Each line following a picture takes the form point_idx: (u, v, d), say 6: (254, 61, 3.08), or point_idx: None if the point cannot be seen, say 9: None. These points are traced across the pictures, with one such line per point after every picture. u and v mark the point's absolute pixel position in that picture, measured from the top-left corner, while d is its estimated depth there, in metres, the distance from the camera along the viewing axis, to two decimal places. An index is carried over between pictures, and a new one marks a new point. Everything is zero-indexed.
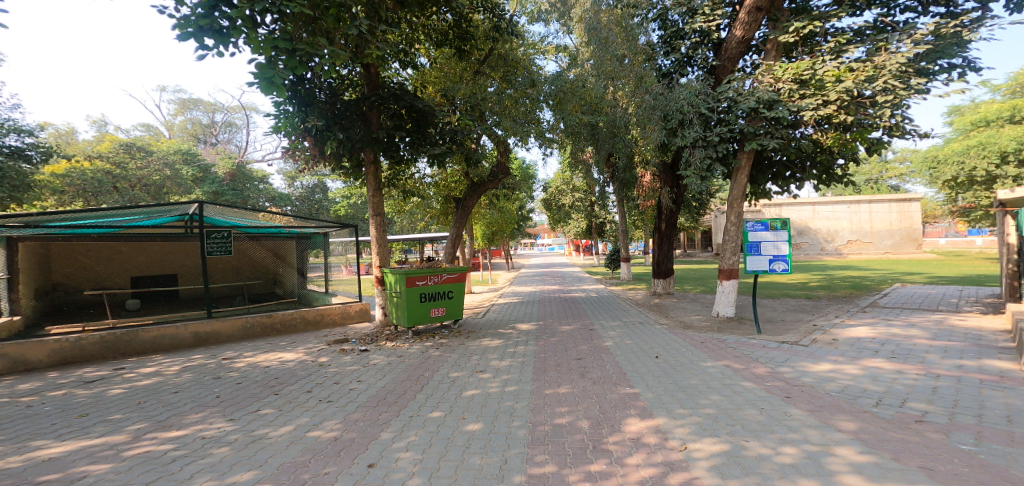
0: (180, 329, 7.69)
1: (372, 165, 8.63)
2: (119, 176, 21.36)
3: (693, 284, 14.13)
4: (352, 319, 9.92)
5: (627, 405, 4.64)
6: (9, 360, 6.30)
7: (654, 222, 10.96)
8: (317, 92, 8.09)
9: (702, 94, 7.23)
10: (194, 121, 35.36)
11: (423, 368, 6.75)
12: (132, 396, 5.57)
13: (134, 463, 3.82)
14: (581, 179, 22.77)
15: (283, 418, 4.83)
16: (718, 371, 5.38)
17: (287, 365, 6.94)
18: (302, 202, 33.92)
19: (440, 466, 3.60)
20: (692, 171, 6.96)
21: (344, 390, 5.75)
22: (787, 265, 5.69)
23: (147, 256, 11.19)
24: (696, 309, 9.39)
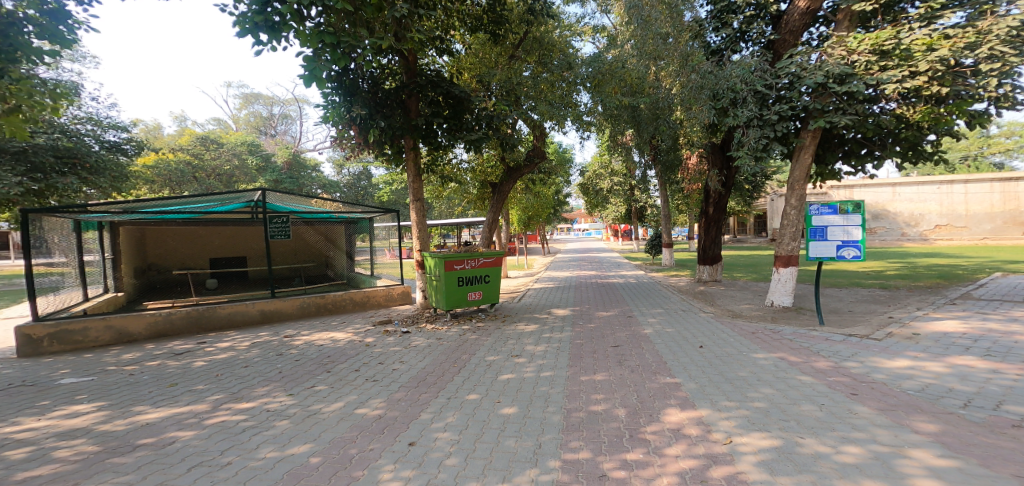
0: (249, 306, 8.18)
1: (412, 152, 8.77)
2: (197, 166, 23.44)
3: (743, 271, 13.48)
4: (395, 301, 10.13)
5: (666, 395, 4.50)
6: (115, 332, 6.97)
7: (701, 206, 10.55)
8: (361, 82, 8.11)
9: (758, 71, 6.76)
10: (256, 113, 37.30)
11: (463, 351, 6.82)
12: (210, 368, 5.99)
13: (212, 432, 4.08)
14: (620, 163, 22.14)
15: (334, 395, 5.01)
16: (770, 363, 5.11)
17: (337, 344, 7.21)
18: (349, 189, 35.03)
19: (476, 447, 3.63)
20: (745, 151, 6.57)
21: (386, 370, 5.88)
22: (859, 251, 5.26)
23: (220, 238, 12.46)
24: (746, 298, 8.99)
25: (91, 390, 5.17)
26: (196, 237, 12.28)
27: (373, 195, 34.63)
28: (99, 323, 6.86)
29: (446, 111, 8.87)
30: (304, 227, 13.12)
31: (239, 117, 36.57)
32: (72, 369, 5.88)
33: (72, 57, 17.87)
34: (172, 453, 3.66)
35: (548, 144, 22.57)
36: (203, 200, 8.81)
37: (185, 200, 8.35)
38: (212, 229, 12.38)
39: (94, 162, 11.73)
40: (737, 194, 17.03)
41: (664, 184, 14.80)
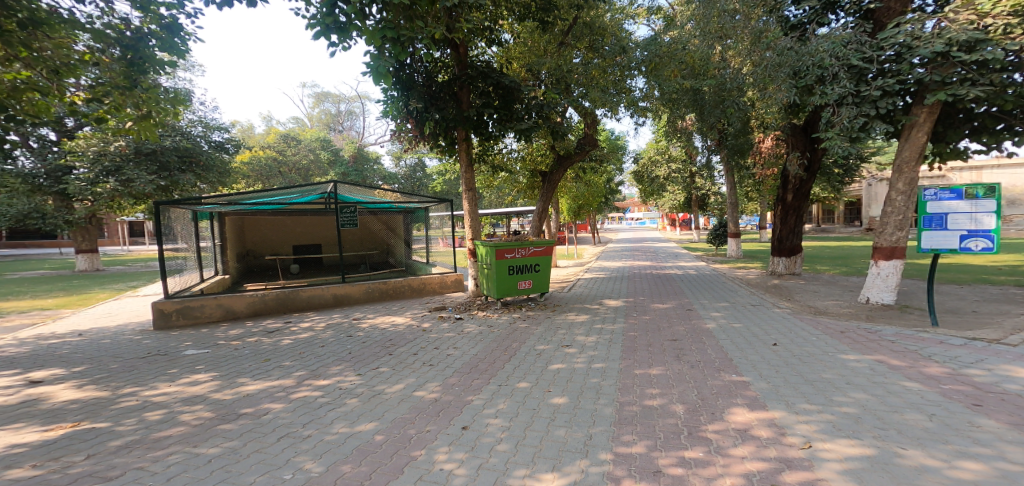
0: (324, 290, 8.86)
1: (463, 143, 8.84)
2: (282, 161, 25.95)
3: (827, 264, 12.37)
4: (448, 288, 10.39)
5: (732, 394, 4.25)
6: (222, 309, 7.96)
7: (779, 192, 9.85)
8: (416, 76, 8.54)
9: (854, 44, 6.06)
10: (326, 111, 39.64)
11: (517, 339, 6.83)
12: (293, 346, 6.49)
13: (297, 405, 4.39)
14: (678, 150, 21.13)
15: (396, 376, 5.22)
16: (865, 367, 4.67)
17: (397, 328, 7.51)
18: (406, 180, 36.19)
19: (526, 435, 3.65)
20: (835, 132, 5.98)
21: (441, 356, 6.02)
22: (992, 243, 4.64)
23: (303, 227, 13.59)
24: (831, 294, 8.28)
25: (206, 362, 5.85)
26: (284, 226, 13.47)
27: (429, 186, 35.67)
28: (212, 302, 7.87)
29: (496, 101, 8.82)
30: (368, 216, 13.78)
31: (312, 115, 39.06)
32: (192, 343, 6.74)
33: (181, 67, 20.31)
34: (263, 424, 3.99)
35: (599, 132, 21.98)
36: (286, 192, 9.54)
37: (273, 193, 9.08)
38: (296, 219, 13.44)
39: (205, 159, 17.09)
40: (825, 179, 15.67)
41: (732, 171, 13.81)
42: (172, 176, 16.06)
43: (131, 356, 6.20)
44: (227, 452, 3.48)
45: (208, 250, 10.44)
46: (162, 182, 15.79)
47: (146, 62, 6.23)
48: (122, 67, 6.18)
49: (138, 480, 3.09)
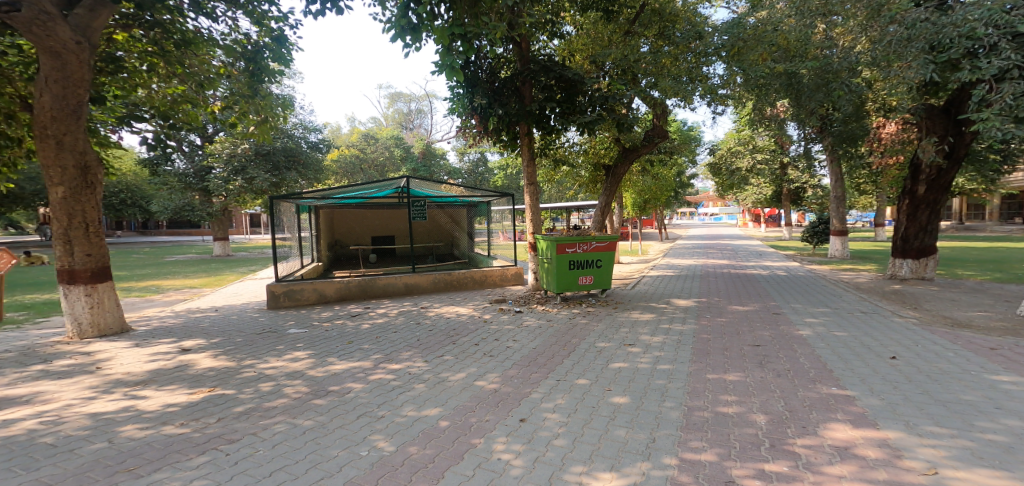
0: (397, 279, 9.46)
1: (526, 138, 8.72)
2: (362, 158, 28.00)
3: (970, 270, 10.51)
4: (508, 281, 10.56)
5: (832, 408, 3.81)
6: (315, 293, 8.79)
7: (910, 183, 8.73)
8: (480, 72, 8.63)
9: (1021, 9, 5.18)
10: (398, 111, 41.56)
11: (578, 334, 6.76)
12: (368, 331, 6.98)
13: (374, 387, 4.78)
14: (767, 140, 19.28)
15: (458, 364, 5.45)
16: (1020, 391, 3.96)
17: (461, 317, 7.79)
18: (468, 176, 36.24)
19: (583, 433, 3.61)
20: (991, 111, 5.11)
21: (501, 347, 6.14)
22: None
23: (381, 220, 14.68)
24: (978, 304, 7.16)
25: (305, 340, 6.59)
26: (365, 218, 14.64)
27: (491, 180, 35.85)
28: (309, 286, 8.72)
29: (559, 95, 8.69)
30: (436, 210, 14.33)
31: (387, 115, 41.10)
32: (295, 322, 7.61)
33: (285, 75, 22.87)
34: (343, 403, 4.36)
35: (669, 122, 20.59)
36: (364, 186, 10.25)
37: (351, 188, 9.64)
38: (374, 211, 14.60)
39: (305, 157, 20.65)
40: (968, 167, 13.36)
41: (842, 160, 12.17)
42: (281, 174, 19.87)
43: (246, 333, 7.10)
44: (316, 426, 3.88)
45: (306, 240, 11.71)
46: (274, 180, 19.57)
47: (262, 72, 8.05)
48: (247, 78, 8.08)
49: (252, 445, 3.54)
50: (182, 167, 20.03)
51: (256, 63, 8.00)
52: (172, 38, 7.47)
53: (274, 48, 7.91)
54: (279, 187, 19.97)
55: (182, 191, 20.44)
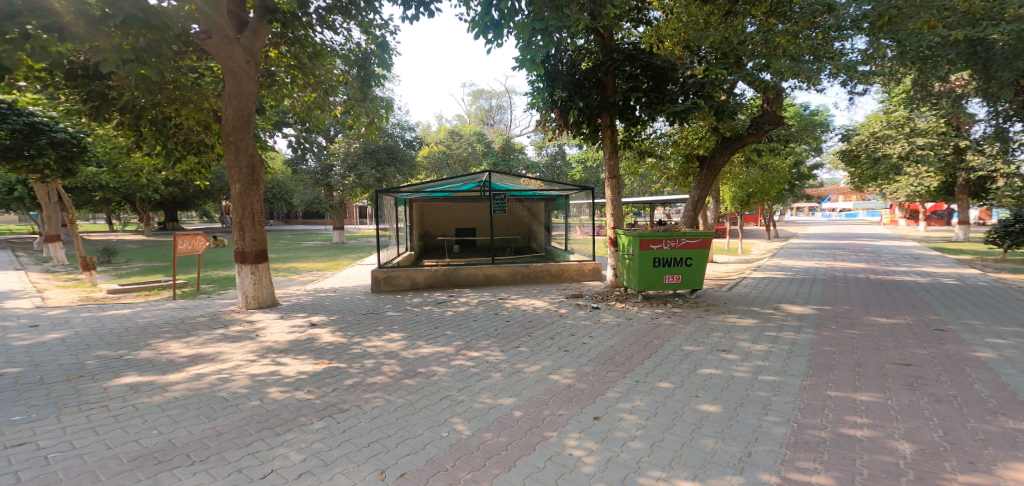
0: (478, 269, 9.70)
1: (609, 130, 8.44)
2: (447, 154, 28.95)
3: None
4: (585, 276, 10.30)
5: (1020, 446, 3.00)
6: (406, 279, 9.32)
7: None
8: (559, 65, 8.48)
9: None
10: (481, 108, 42.22)
11: (659, 334, 6.35)
12: (448, 319, 7.28)
13: (455, 372, 4.97)
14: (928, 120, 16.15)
15: (534, 357, 5.44)
16: None
17: (537, 311, 7.74)
18: (546, 170, 34.29)
19: (663, 438, 3.38)
20: None
21: (577, 342, 5.99)
22: None
23: (465, 213, 15.49)
24: None
25: (399, 322, 7.07)
26: (451, 211, 15.53)
27: (569, 174, 34.31)
28: (403, 273, 9.26)
29: (645, 84, 7.99)
30: (515, 203, 14.52)
31: (470, 111, 41.94)
32: (392, 305, 8.22)
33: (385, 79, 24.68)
34: (425, 385, 4.61)
35: (783, 107, 17.92)
36: (451, 182, 10.83)
37: (437, 183, 10.26)
38: (460, 205, 15.49)
39: (400, 155, 22.12)
40: None
41: None
42: (383, 170, 21.45)
43: (349, 312, 7.76)
44: (407, 403, 4.17)
45: (404, 231, 12.87)
46: (378, 175, 21.28)
47: (371, 77, 9.44)
48: (360, 84, 9.34)
49: (357, 415, 3.92)
50: (314, 166, 22.62)
51: (365, 69, 9.37)
52: (305, 52, 8.54)
53: (379, 55, 9.15)
54: (381, 182, 21.60)
55: (313, 186, 23.18)
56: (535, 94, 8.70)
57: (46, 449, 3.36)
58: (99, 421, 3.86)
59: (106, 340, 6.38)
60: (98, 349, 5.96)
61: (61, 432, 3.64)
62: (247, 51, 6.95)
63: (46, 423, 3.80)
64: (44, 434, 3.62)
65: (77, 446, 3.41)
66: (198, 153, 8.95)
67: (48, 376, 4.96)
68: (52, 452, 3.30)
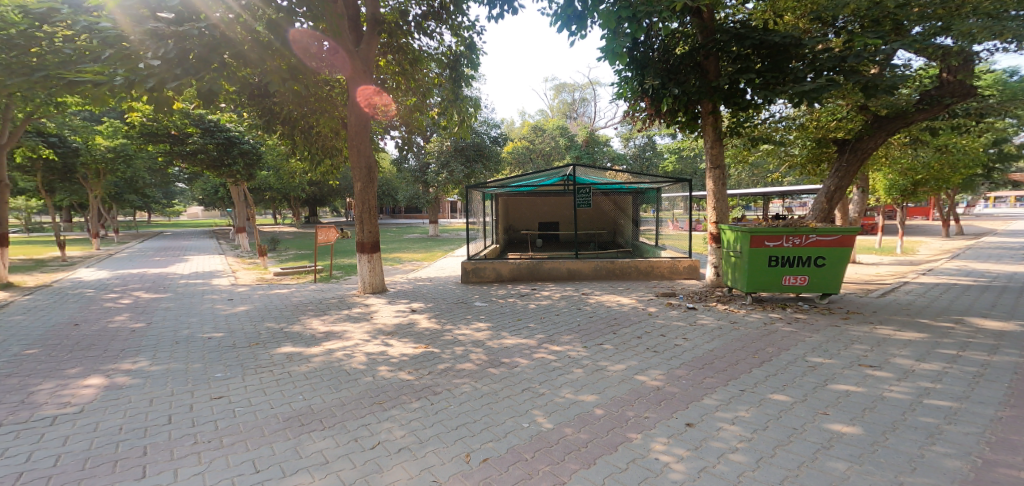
0: (559, 264, 9.04)
1: (710, 117, 6.87)
2: (531, 149, 28.18)
3: None
4: (680, 275, 9.02)
5: None
6: (492, 271, 9.04)
7: None
8: (650, 52, 6.96)
9: None
10: (565, 101, 40.69)
11: (775, 337, 5.10)
12: (532, 311, 6.74)
13: (536, 365, 4.46)
14: None
15: (617, 355, 4.67)
16: None
17: (623, 307, 6.82)
18: (635, 162, 31.73)
19: (774, 453, 2.69)
20: None
21: (668, 343, 5.04)
22: None
23: (549, 207, 15.08)
24: None
25: (486, 313, 6.74)
26: (535, 205, 15.20)
27: (660, 165, 31.12)
28: (489, 265, 8.98)
29: (759, 65, 6.27)
30: (601, 197, 13.53)
31: (554, 105, 40.67)
32: (479, 296, 7.94)
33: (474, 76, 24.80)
34: (494, 377, 4.17)
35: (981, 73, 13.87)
36: (535, 176, 10.59)
37: (519, 177, 9.96)
38: (542, 199, 15.02)
39: (487, 151, 22.03)
40: None
41: None
42: (471, 167, 21.54)
43: (438, 302, 7.58)
44: (491, 391, 3.84)
45: (491, 225, 12.89)
46: (466, 171, 21.40)
47: (461, 78, 9.24)
48: (451, 84, 9.16)
49: (448, 398, 3.69)
50: (414, 165, 23.78)
51: (456, 72, 9.28)
52: (407, 58, 9.23)
53: (468, 54, 8.99)
54: (469, 178, 21.75)
55: (414, 183, 24.28)
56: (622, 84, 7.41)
57: (234, 402, 3.67)
58: (268, 382, 4.14)
59: (272, 313, 7.13)
60: (274, 320, 6.67)
61: (244, 389, 3.96)
62: (364, 62, 7.60)
63: (235, 381, 4.15)
64: (233, 389, 3.97)
65: (253, 402, 3.67)
66: (332, 157, 9.86)
67: (235, 342, 5.53)
68: (239, 406, 3.61)
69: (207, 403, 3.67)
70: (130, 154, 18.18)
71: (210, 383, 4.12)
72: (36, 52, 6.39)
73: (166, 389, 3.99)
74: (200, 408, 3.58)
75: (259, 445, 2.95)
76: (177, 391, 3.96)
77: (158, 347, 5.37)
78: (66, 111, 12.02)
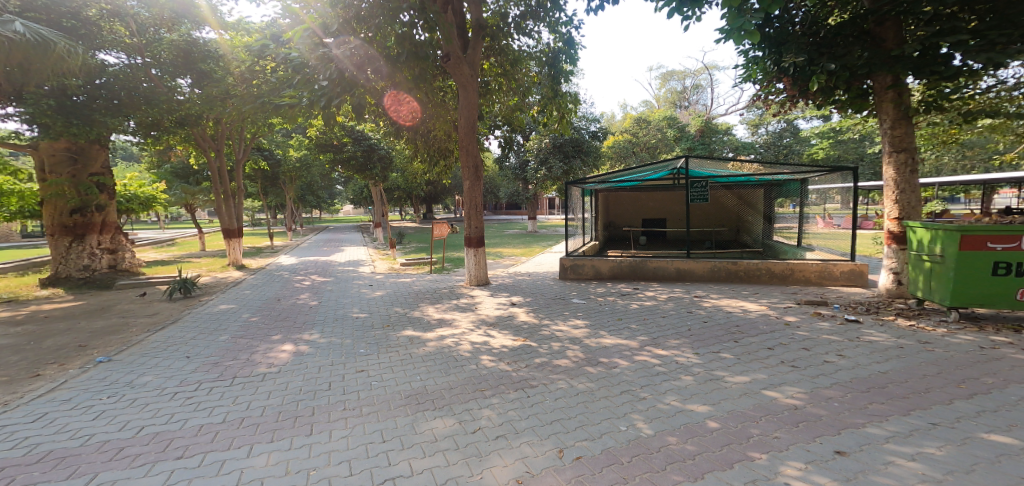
0: (667, 263, 8.60)
1: (889, 91, 5.37)
2: (634, 142, 25.54)
3: None
4: (834, 281, 7.63)
5: None
6: (591, 269, 9.00)
7: None
8: (792, 26, 5.68)
9: None
10: (672, 88, 36.55)
11: (830, 345, 4.66)
12: (581, 308, 7.03)
13: (575, 362, 4.70)
14: None
15: (741, 367, 4.26)
16: None
17: (749, 312, 6.14)
18: (767, 149, 27.79)
19: (663, 469, 2.74)
20: None
21: (813, 359, 4.34)
22: None
23: (656, 202, 15.15)
24: None
25: (583, 310, 6.95)
26: (640, 201, 15.44)
27: (802, 152, 26.09)
28: (588, 262, 8.93)
29: (973, 24, 4.80)
30: (723, 191, 13.22)
31: (661, 94, 36.88)
32: (577, 292, 8.20)
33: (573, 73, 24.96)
34: (512, 368, 4.60)
35: None
36: (641, 170, 10.68)
37: (629, 171, 10.14)
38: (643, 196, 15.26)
39: (585, 147, 22.38)
40: None
41: None
42: (569, 162, 21.96)
43: (512, 296, 8.26)
44: (481, 385, 4.19)
45: (590, 221, 13.28)
46: (566, 168, 21.94)
47: (559, 74, 9.99)
48: (550, 81, 10.10)
49: (449, 390, 4.12)
50: (514, 162, 25.25)
51: (556, 68, 9.99)
52: (508, 59, 10.05)
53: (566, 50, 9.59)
54: (568, 174, 22.22)
55: (514, 180, 26.39)
56: (751, 64, 6.07)
57: (294, 377, 4.60)
58: (342, 363, 5.02)
59: (380, 302, 8.55)
60: (401, 305, 8.14)
61: (317, 367, 4.89)
62: (471, 66, 8.75)
63: (311, 360, 5.13)
64: (305, 367, 4.90)
65: (308, 379, 4.54)
66: (445, 158, 11.76)
67: (372, 322, 6.93)
68: (297, 375, 4.65)
69: (273, 375, 4.68)
70: (307, 162, 25.92)
71: (316, 359, 5.17)
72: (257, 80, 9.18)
73: (328, 360, 5.15)
74: (268, 378, 4.57)
75: (271, 413, 3.74)
76: (335, 361, 5.08)
77: (325, 322, 7.02)
78: (272, 128, 15.96)
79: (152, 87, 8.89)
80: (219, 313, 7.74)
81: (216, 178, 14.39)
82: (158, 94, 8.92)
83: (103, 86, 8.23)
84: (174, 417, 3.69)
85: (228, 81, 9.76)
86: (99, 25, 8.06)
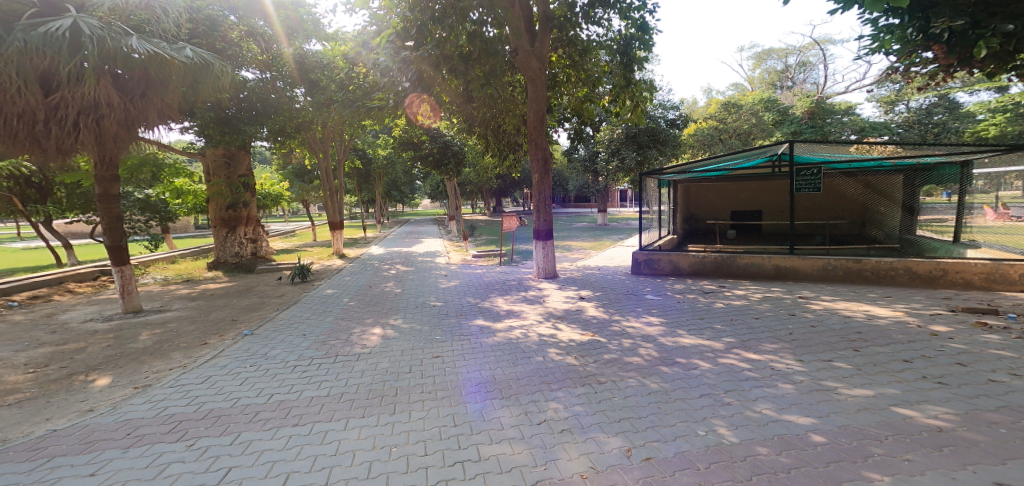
0: (764, 260, 7.65)
1: None
2: (721, 130, 23.11)
3: None
4: (1004, 284, 6.11)
5: None
6: (671, 264, 8.36)
7: None
8: None
9: None
10: (771, 68, 31.75)
11: (998, 362, 3.96)
12: (656, 304, 6.72)
13: (656, 360, 4.46)
14: None
15: (864, 380, 3.74)
16: None
17: (876, 318, 5.39)
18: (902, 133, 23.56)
19: (749, 479, 2.49)
20: None
21: (973, 379, 3.67)
22: None
23: (749, 193, 13.78)
24: None
25: (659, 307, 6.60)
26: (727, 191, 14.18)
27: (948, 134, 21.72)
28: (665, 257, 8.34)
29: None
30: (843, 179, 11.86)
31: (755, 77, 32.25)
32: (652, 288, 7.78)
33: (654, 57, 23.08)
34: (579, 362, 4.43)
35: None
36: (732, 157, 10.03)
37: (718, 157, 9.81)
38: (733, 185, 14.05)
39: (664, 136, 19.91)
40: None
41: None
42: (644, 153, 19.91)
43: (594, 289, 8.22)
44: (554, 378, 4.05)
45: (666, 214, 13.06)
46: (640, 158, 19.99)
47: (631, 62, 10.01)
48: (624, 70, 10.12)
49: (524, 378, 4.06)
50: (585, 154, 25.38)
51: (628, 55, 10.05)
52: (577, 49, 10.63)
53: (639, 37, 9.69)
54: (643, 165, 20.23)
55: (583, 172, 26.84)
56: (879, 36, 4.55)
57: (378, 360, 4.90)
58: (421, 348, 5.27)
59: (460, 295, 8.90)
60: (472, 295, 8.80)
61: (399, 350, 5.22)
62: (539, 59, 9.23)
63: (395, 344, 5.48)
64: (389, 350, 5.23)
65: (390, 361, 4.82)
66: (513, 151, 12.76)
67: (446, 310, 7.57)
68: (382, 357, 4.97)
69: (361, 356, 5.05)
70: (394, 159, 27.69)
71: (398, 343, 5.55)
72: (354, 87, 10.47)
73: (408, 343, 5.51)
74: (355, 359, 4.93)
75: (357, 389, 3.96)
76: (414, 345, 5.40)
77: (405, 309, 7.80)
78: (365, 129, 17.90)
79: (277, 97, 10.90)
80: (325, 297, 9.00)
81: (324, 176, 16.78)
82: (282, 103, 10.95)
83: (247, 99, 10.27)
84: (283, 386, 4.09)
85: (332, 90, 11.31)
86: (239, 45, 9.80)
